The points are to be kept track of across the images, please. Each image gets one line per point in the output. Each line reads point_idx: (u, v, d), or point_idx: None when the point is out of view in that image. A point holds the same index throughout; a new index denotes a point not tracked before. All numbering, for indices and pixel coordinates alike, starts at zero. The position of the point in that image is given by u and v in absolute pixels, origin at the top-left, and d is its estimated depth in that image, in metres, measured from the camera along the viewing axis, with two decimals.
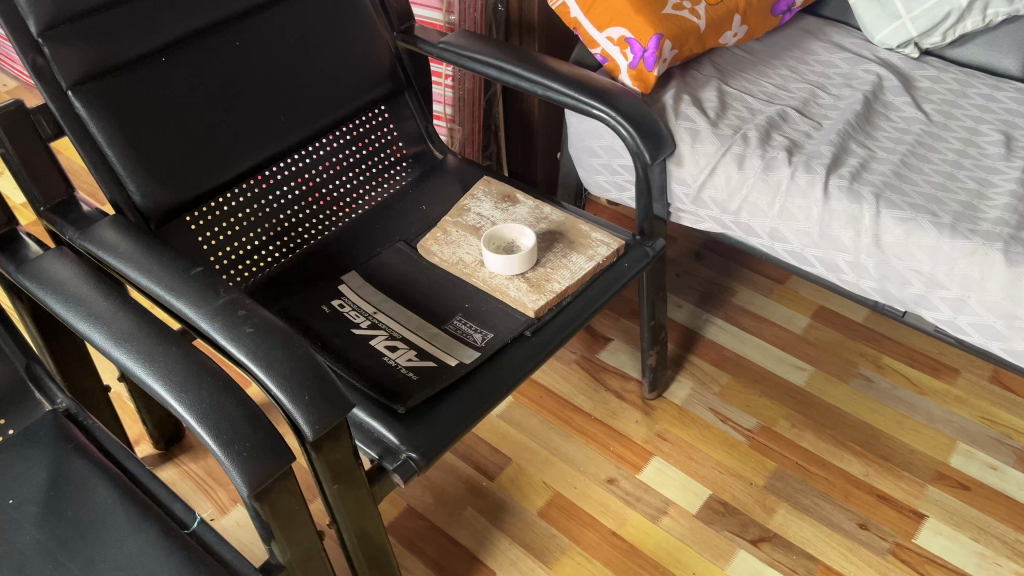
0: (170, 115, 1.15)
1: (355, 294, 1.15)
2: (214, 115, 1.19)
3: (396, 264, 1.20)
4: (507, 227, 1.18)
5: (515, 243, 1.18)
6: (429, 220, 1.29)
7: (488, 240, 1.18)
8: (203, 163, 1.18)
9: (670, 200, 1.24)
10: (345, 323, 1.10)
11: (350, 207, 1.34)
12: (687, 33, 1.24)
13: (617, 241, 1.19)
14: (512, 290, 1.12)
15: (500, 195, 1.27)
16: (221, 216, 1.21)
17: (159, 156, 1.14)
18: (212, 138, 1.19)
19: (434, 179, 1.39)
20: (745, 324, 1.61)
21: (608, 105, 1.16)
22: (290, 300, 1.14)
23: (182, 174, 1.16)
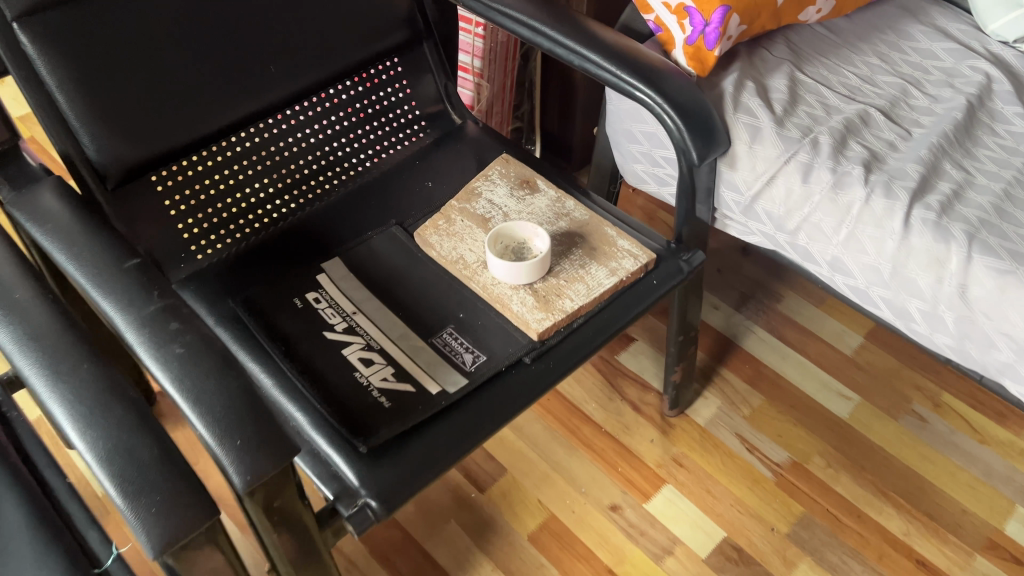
0: (141, 56, 0.97)
1: (335, 286, 0.99)
2: (195, 61, 1.01)
3: (387, 250, 1.03)
4: (517, 224, 1.00)
5: (527, 245, 1.00)
6: (431, 196, 1.11)
7: (494, 242, 0.99)
8: (175, 115, 1.02)
9: (716, 205, 1.05)
10: (318, 322, 0.95)
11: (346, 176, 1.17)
12: (760, 7, 1.02)
13: (647, 252, 1.00)
14: (514, 304, 0.95)
15: (519, 179, 1.09)
16: (192, 177, 1.06)
17: (124, 106, 0.97)
18: (189, 85, 1.02)
19: (450, 145, 1.20)
20: (789, 339, 1.43)
21: (653, 89, 0.97)
22: (260, 287, 0.98)
23: (149, 127, 1.00)
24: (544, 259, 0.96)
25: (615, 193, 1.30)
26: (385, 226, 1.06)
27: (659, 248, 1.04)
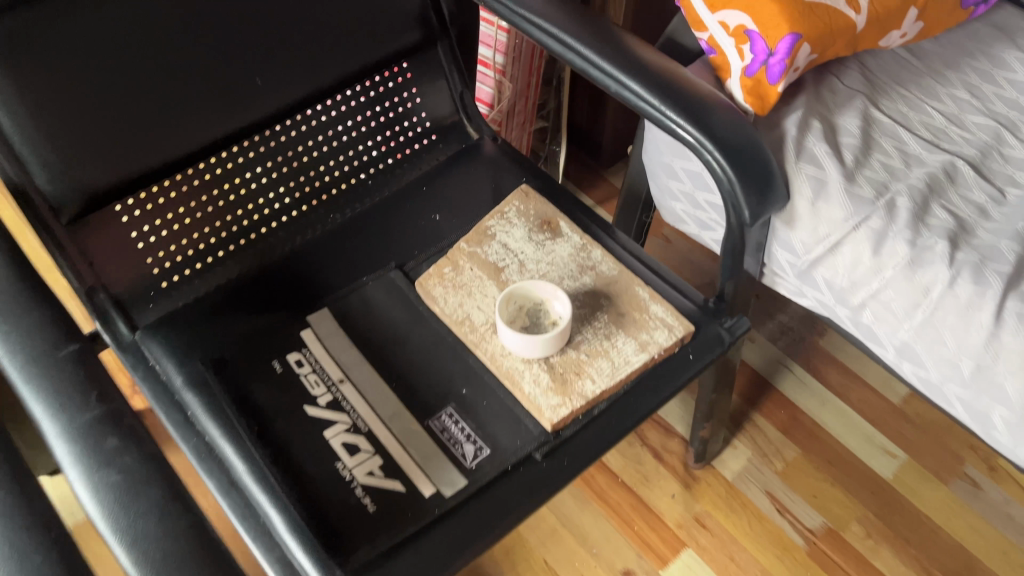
0: (108, 74, 0.80)
1: (320, 345, 0.86)
2: (170, 78, 0.85)
3: (384, 301, 0.90)
4: (533, 284, 0.86)
5: (545, 307, 0.86)
6: (438, 231, 0.97)
7: (507, 305, 0.86)
8: (146, 139, 0.86)
9: (766, 262, 0.91)
10: (299, 392, 0.82)
11: (341, 199, 1.03)
12: (836, 33, 0.86)
13: (684, 323, 0.86)
14: (526, 383, 0.81)
15: (538, 219, 0.94)
16: (163, 205, 0.91)
17: (86, 132, 0.82)
18: (164, 103, 0.86)
19: (462, 166, 1.05)
20: (830, 381, 1.29)
21: (703, 133, 0.82)
22: (234, 344, 0.86)
23: (115, 154, 0.85)
24: (565, 329, 0.82)
25: (647, 227, 1.15)
26: (384, 268, 0.92)
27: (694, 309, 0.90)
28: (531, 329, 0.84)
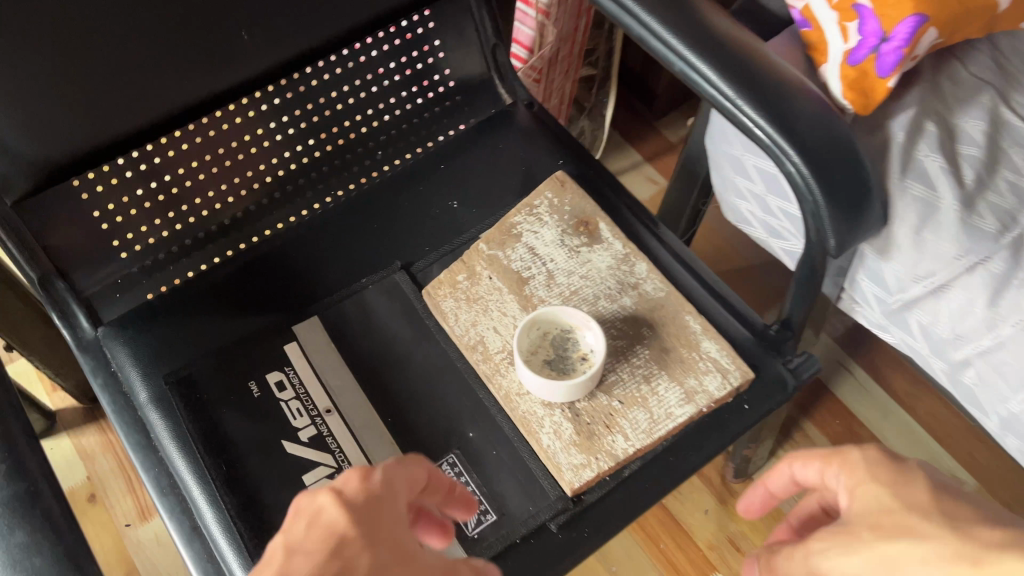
0: (68, 34, 0.64)
1: (306, 363, 0.73)
2: (139, 32, 0.68)
3: (384, 312, 0.76)
4: (560, 309, 0.71)
5: (574, 336, 0.72)
6: (455, 223, 0.81)
7: (527, 333, 0.72)
8: (117, 110, 0.71)
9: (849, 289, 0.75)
10: (279, 423, 0.70)
11: (346, 170, 0.88)
12: (971, 17, 0.68)
13: (742, 366, 0.71)
14: (545, 434, 0.68)
15: (574, 219, 0.78)
16: (126, 181, 0.75)
17: (32, 99, 0.65)
18: (140, 65, 0.69)
19: (491, 143, 0.87)
20: (895, 389, 1.14)
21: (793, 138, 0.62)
22: (205, 357, 0.72)
23: (78, 131, 0.69)
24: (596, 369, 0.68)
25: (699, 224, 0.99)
26: (388, 269, 0.78)
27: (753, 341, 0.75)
28: (557, 365, 0.70)
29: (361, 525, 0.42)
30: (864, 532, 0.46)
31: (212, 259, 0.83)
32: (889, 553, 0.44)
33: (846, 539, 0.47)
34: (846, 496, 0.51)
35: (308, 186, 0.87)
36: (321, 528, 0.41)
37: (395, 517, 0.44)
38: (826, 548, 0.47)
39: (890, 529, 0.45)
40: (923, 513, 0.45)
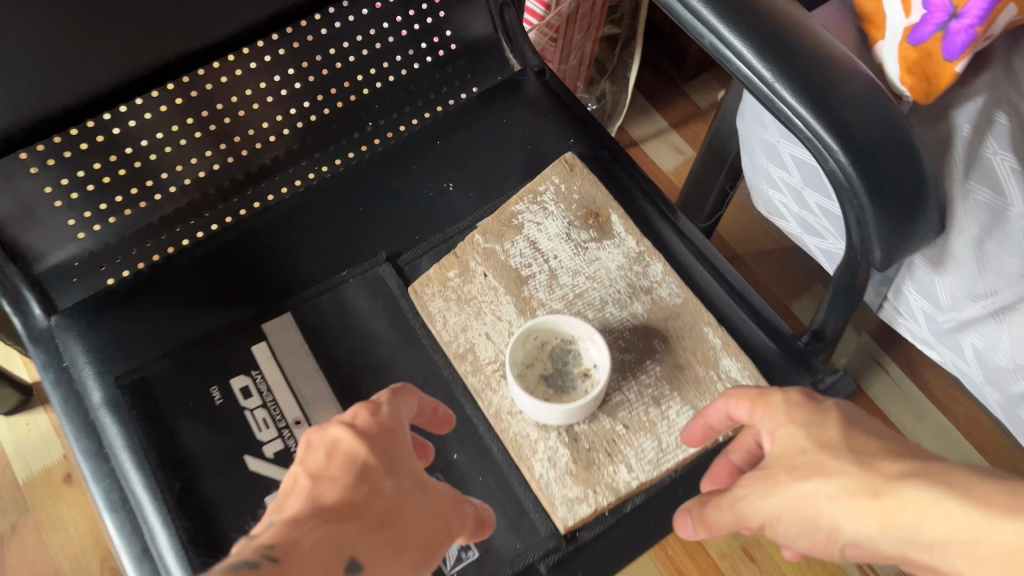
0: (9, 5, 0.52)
1: (276, 367, 0.65)
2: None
3: (366, 312, 0.68)
4: (561, 319, 0.63)
5: (576, 348, 0.63)
6: (450, 210, 0.73)
7: (523, 345, 0.63)
8: (76, 85, 0.60)
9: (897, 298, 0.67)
10: (242, 436, 0.62)
11: (332, 141, 0.77)
12: None
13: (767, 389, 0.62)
14: (538, 461, 0.60)
15: (582, 210, 0.69)
16: (75, 157, 0.65)
17: None
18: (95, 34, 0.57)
19: (493, 121, 0.77)
20: (931, 388, 1.05)
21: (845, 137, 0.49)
22: (162, 357, 0.65)
23: (27, 106, 0.58)
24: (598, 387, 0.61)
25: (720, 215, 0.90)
26: (372, 261, 0.70)
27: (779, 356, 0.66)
28: (554, 383, 0.62)
29: (378, 455, 0.48)
30: (779, 476, 0.45)
31: (180, 241, 0.73)
32: (800, 492, 0.43)
33: (764, 479, 0.45)
34: (767, 437, 0.48)
35: (288, 158, 0.76)
36: (341, 456, 0.47)
37: (403, 447, 0.50)
38: (749, 490, 0.46)
39: (801, 470, 0.44)
40: (834, 449, 0.43)
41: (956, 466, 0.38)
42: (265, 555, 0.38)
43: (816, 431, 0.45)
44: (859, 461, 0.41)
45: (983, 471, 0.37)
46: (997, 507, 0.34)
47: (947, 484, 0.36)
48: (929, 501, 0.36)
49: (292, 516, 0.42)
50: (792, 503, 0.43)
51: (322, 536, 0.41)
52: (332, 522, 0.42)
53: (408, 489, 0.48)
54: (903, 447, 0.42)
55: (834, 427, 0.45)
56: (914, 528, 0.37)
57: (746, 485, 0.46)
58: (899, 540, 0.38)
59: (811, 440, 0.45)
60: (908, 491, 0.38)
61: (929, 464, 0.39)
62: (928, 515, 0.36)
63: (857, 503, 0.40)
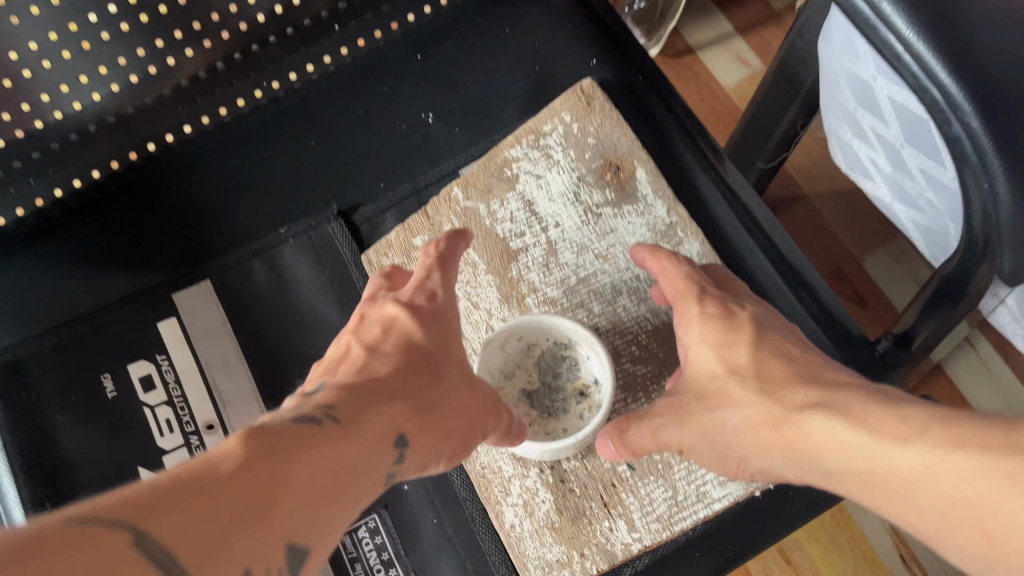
0: None
1: (188, 353, 0.51)
2: None
3: (307, 284, 0.54)
4: (551, 322, 0.46)
5: (573, 356, 0.47)
6: (427, 148, 0.57)
7: (501, 351, 0.47)
8: None
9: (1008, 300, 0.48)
10: (139, 444, 0.49)
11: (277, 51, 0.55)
12: None
13: None
14: (509, 507, 0.46)
15: (598, 162, 0.52)
16: None
17: None
18: None
19: (496, 29, 0.59)
20: None
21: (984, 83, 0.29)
22: (44, 332, 0.52)
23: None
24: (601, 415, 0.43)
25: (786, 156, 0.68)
26: (320, 216, 0.55)
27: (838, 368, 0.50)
28: (540, 403, 0.46)
29: (436, 338, 0.39)
30: (695, 405, 0.39)
31: (88, 173, 0.53)
32: (714, 424, 0.38)
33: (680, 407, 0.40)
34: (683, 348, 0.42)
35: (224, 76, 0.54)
36: (396, 335, 0.38)
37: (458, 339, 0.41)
38: (666, 419, 0.40)
39: (711, 401, 0.38)
40: (742, 375, 0.37)
41: (868, 395, 0.31)
42: (320, 417, 0.30)
43: (727, 354, 0.39)
44: (764, 390, 0.36)
45: (887, 399, 0.31)
46: (892, 437, 0.28)
47: (845, 416, 0.31)
48: (830, 435, 0.31)
49: (344, 381, 0.33)
50: (707, 433, 0.38)
51: (379, 409, 0.32)
52: (379, 400, 0.33)
53: (465, 372, 0.39)
54: (817, 368, 0.36)
55: (744, 346, 0.38)
56: (817, 459, 0.32)
57: (663, 414, 0.40)
58: (807, 469, 0.33)
59: (721, 363, 0.39)
60: (810, 422, 0.32)
61: (845, 394, 0.32)
62: (828, 448, 0.31)
63: (764, 435, 0.35)
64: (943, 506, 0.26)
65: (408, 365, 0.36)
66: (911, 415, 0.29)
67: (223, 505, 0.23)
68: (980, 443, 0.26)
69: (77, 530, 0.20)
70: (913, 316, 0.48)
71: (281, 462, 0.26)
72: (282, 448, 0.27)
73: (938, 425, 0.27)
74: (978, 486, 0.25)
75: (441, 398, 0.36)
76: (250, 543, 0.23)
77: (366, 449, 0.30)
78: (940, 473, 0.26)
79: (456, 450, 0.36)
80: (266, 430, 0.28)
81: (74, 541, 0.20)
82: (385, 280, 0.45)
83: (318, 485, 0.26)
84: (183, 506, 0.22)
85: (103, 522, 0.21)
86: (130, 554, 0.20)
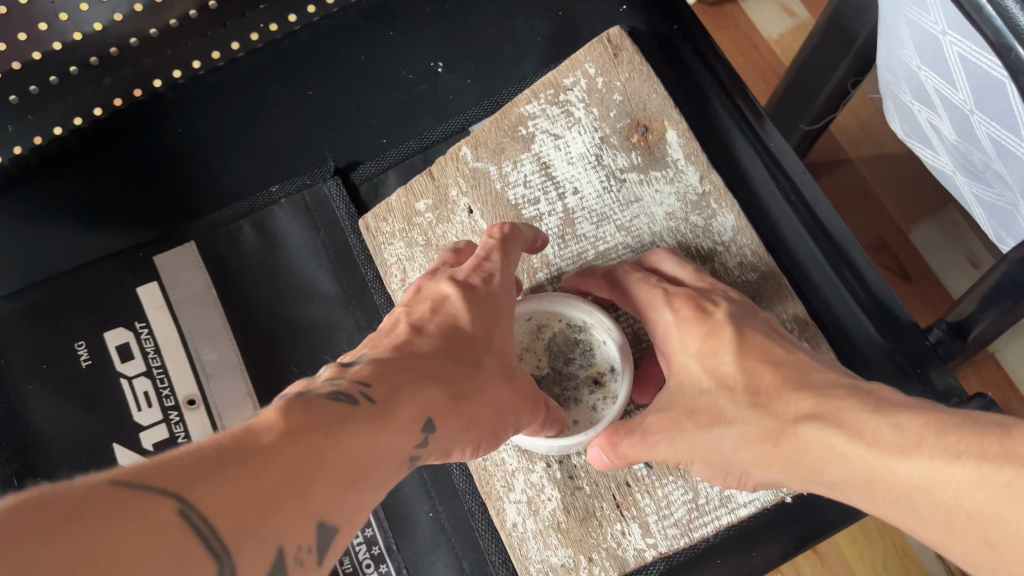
0: None
1: (169, 321, 0.48)
2: None
3: (302, 248, 0.50)
4: (567, 301, 0.40)
5: (588, 341, 0.41)
6: (436, 101, 0.52)
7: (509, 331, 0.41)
8: None
9: None
10: (115, 416, 0.46)
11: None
12: None
13: None
14: (512, 504, 0.41)
15: (625, 121, 0.46)
16: None
17: None
18: None
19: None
20: None
21: None
22: (14, 294, 0.49)
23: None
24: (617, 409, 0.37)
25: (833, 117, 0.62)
26: (316, 173, 0.51)
27: (885, 355, 0.44)
28: (550, 390, 0.41)
29: (480, 323, 0.33)
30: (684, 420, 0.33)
31: (71, 123, 0.49)
32: (707, 443, 0.33)
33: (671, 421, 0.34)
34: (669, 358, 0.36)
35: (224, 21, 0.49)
36: (442, 315, 0.33)
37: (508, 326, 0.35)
38: (661, 435, 0.34)
39: (704, 419, 0.33)
40: (732, 388, 0.32)
41: (862, 397, 0.27)
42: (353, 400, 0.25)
43: (711, 364, 0.34)
44: (755, 404, 0.31)
45: (884, 399, 0.27)
46: (888, 448, 0.24)
47: (841, 423, 0.27)
48: (828, 446, 0.27)
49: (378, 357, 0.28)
50: (703, 450, 0.33)
51: (420, 387, 0.27)
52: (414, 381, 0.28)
53: (508, 358, 0.34)
54: (809, 369, 0.31)
55: (728, 351, 0.33)
56: (819, 472, 0.27)
57: (656, 429, 0.34)
58: (811, 483, 0.28)
59: (708, 375, 0.34)
60: (803, 435, 0.28)
61: (848, 395, 0.28)
62: (825, 460, 0.27)
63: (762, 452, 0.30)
64: (943, 519, 0.22)
65: (447, 351, 0.31)
66: (907, 421, 0.25)
67: (263, 480, 0.19)
68: (978, 452, 0.22)
69: (111, 493, 0.16)
70: (969, 307, 0.42)
71: (325, 437, 0.21)
72: (325, 421, 0.22)
73: (935, 436, 0.23)
74: (979, 497, 0.21)
75: (481, 379, 0.31)
76: (284, 527, 0.19)
77: (406, 433, 0.25)
78: (939, 485, 0.22)
79: (486, 441, 0.31)
80: (305, 400, 0.23)
81: (110, 506, 0.16)
82: (450, 255, 0.40)
83: (358, 467, 0.22)
84: (222, 477, 0.18)
85: (139, 486, 0.17)
86: (177, 525, 0.16)
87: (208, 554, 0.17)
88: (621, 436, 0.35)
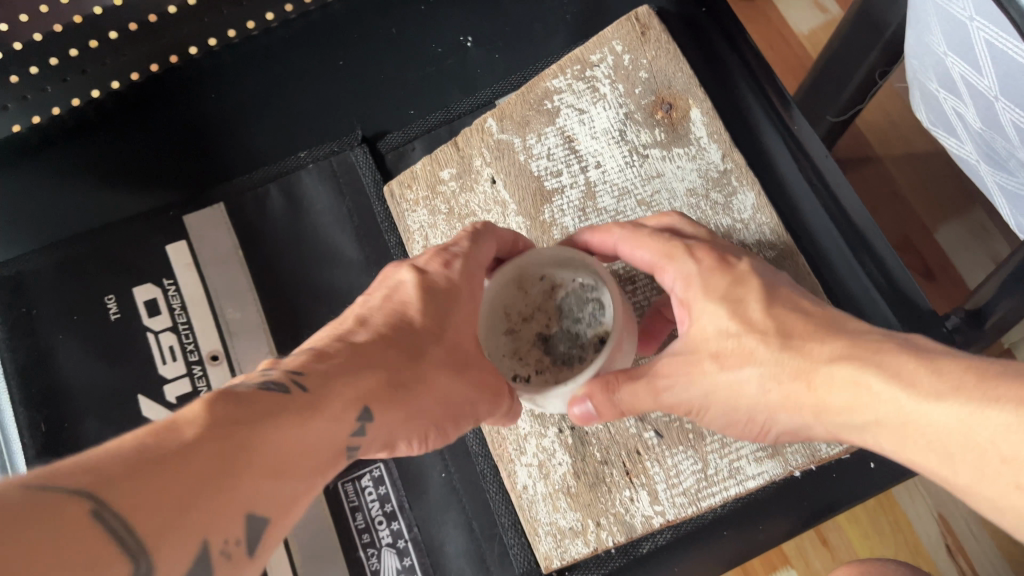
0: None
1: (196, 279, 0.49)
2: None
3: (326, 214, 0.51)
4: (568, 256, 0.37)
5: (599, 299, 0.37)
6: (464, 75, 0.53)
7: (521, 292, 0.38)
8: None
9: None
10: (141, 368, 0.47)
11: None
12: None
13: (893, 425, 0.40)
14: (522, 466, 0.42)
15: (649, 98, 0.47)
16: None
17: None
18: None
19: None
20: None
21: None
22: (42, 248, 0.50)
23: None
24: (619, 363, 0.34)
25: (860, 109, 0.62)
26: (344, 141, 0.52)
27: None
28: (555, 350, 0.37)
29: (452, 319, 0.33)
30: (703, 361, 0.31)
31: (106, 84, 0.52)
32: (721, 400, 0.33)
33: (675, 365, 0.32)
34: (682, 310, 0.34)
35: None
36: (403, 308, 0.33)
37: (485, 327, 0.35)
38: (673, 379, 0.32)
39: None
40: (762, 330, 0.30)
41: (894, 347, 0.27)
42: (284, 386, 0.25)
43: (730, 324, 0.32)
44: None
45: (920, 346, 0.26)
46: (923, 394, 0.24)
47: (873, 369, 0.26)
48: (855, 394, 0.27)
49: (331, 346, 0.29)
50: (721, 396, 0.32)
51: (361, 377, 0.28)
52: (357, 369, 0.28)
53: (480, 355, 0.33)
54: None
55: None
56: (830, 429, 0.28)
57: (667, 373, 0.32)
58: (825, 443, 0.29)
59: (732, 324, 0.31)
60: (837, 376, 0.27)
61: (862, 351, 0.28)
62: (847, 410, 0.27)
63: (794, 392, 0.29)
64: (976, 460, 0.23)
65: (406, 337, 0.31)
66: (947, 367, 0.25)
67: (179, 479, 0.19)
68: (1017, 398, 0.22)
69: (28, 503, 0.17)
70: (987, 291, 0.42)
71: (247, 429, 0.22)
72: (249, 417, 0.23)
73: (976, 383, 0.23)
74: (1016, 440, 0.22)
75: (433, 368, 0.31)
76: (203, 520, 0.20)
77: (330, 420, 0.26)
78: (974, 429, 0.23)
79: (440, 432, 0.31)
80: (232, 391, 0.24)
81: (27, 513, 0.17)
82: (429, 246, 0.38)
83: (286, 459, 0.23)
84: (141, 475, 0.19)
85: (51, 491, 0.17)
86: (87, 525, 0.17)
87: (122, 554, 0.17)
88: (620, 381, 0.32)
